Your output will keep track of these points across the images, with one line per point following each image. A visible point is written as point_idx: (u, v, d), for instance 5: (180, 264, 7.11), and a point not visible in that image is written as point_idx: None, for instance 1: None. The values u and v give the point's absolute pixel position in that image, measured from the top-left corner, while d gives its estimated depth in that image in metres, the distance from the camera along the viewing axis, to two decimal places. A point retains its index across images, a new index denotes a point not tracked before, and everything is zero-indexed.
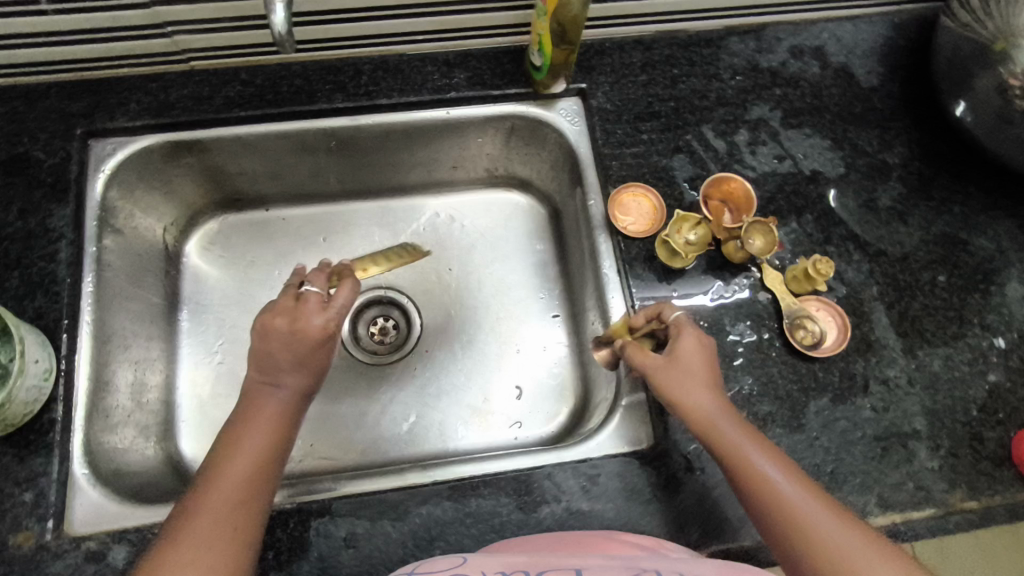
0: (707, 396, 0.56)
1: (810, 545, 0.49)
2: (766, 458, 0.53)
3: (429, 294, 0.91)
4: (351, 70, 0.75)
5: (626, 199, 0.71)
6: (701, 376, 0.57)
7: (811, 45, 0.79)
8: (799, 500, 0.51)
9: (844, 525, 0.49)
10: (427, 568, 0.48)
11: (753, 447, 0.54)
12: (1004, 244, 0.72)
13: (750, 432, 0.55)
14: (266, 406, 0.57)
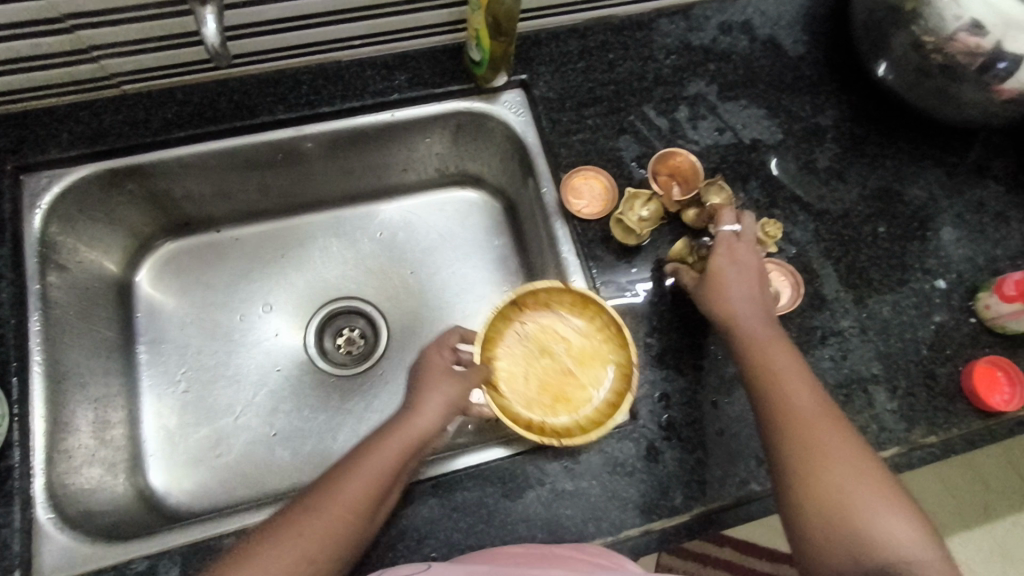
0: (739, 300, 0.61)
1: (801, 436, 0.53)
2: (785, 358, 0.58)
3: (394, 299, 0.91)
4: (291, 81, 0.74)
5: (578, 182, 0.72)
6: (734, 283, 0.62)
7: (738, 20, 0.82)
8: (799, 399, 0.55)
9: (832, 428, 0.53)
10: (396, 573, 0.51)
11: (775, 348, 0.58)
12: (934, 192, 0.76)
13: (769, 336, 0.59)
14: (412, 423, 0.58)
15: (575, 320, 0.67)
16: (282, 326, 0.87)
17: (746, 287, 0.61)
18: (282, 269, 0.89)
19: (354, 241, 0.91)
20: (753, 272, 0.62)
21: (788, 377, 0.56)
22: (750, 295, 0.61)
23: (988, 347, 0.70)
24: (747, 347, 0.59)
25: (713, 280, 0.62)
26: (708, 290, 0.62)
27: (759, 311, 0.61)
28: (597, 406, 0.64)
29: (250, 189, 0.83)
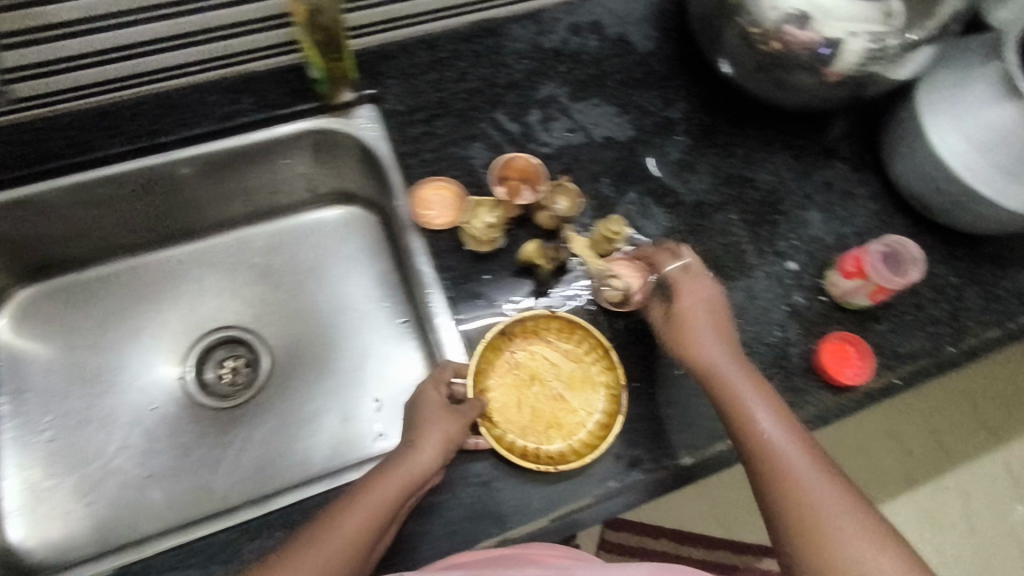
0: (709, 341, 0.61)
1: (777, 482, 0.54)
2: (762, 403, 0.58)
3: (276, 326, 0.88)
4: (128, 111, 0.72)
5: (428, 193, 0.71)
6: (701, 322, 0.62)
7: (588, 21, 0.83)
8: (774, 436, 0.56)
9: (808, 463, 0.54)
10: None
11: (751, 391, 0.58)
12: (783, 175, 0.79)
13: (743, 371, 0.60)
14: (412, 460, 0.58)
15: (564, 345, 0.69)
16: (157, 362, 0.84)
17: (711, 316, 0.63)
18: (154, 304, 0.86)
19: (230, 270, 0.89)
20: (714, 308, 0.63)
21: (762, 413, 0.57)
22: (722, 331, 0.62)
23: (839, 323, 0.72)
24: (718, 384, 0.59)
25: (680, 317, 0.63)
26: (676, 330, 0.63)
27: (727, 347, 0.61)
28: (590, 427, 0.66)
29: (107, 227, 0.80)
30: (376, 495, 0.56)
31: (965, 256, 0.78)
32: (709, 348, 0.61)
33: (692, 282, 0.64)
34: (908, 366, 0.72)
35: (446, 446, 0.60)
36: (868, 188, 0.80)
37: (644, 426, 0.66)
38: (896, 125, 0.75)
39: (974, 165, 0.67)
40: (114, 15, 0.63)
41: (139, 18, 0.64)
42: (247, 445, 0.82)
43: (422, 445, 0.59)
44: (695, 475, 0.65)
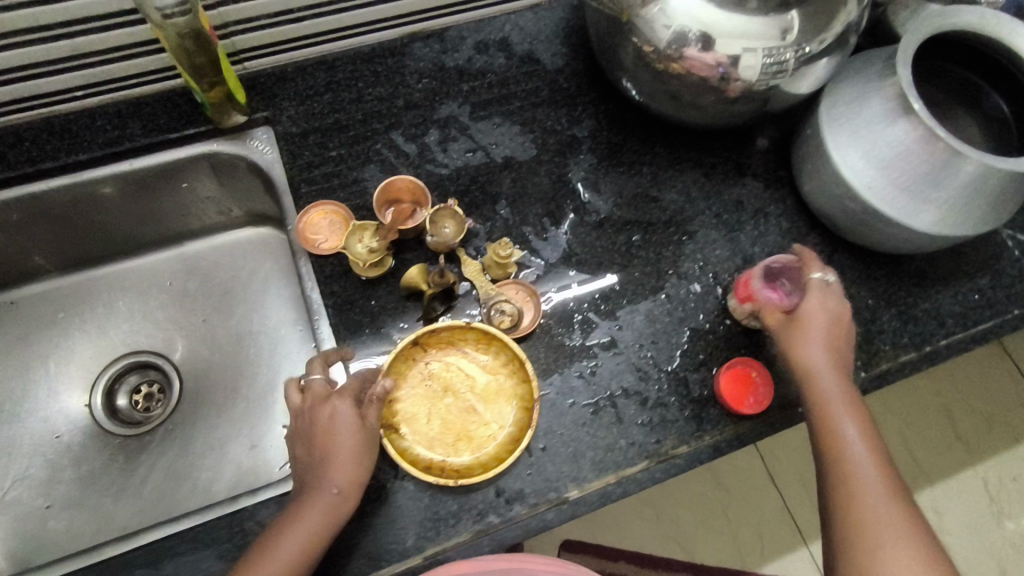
0: (817, 349, 0.61)
1: (849, 514, 0.54)
2: (852, 424, 0.58)
3: (188, 350, 0.87)
4: (13, 138, 0.72)
5: (316, 219, 0.70)
6: (818, 336, 0.61)
7: (495, 38, 0.81)
8: (861, 455, 0.56)
9: (875, 476, 0.55)
10: None
11: (843, 412, 0.58)
12: (692, 194, 0.76)
13: (843, 393, 0.59)
14: (335, 478, 0.55)
15: (481, 357, 0.66)
16: (62, 389, 0.83)
17: (818, 345, 0.61)
18: (61, 329, 0.85)
19: (142, 294, 0.88)
20: (836, 320, 0.62)
21: (851, 430, 0.57)
22: (829, 349, 0.61)
23: (744, 348, 0.69)
24: (824, 412, 0.59)
25: (797, 335, 0.62)
26: (793, 352, 0.62)
27: (834, 363, 0.61)
28: (500, 439, 0.63)
29: (5, 254, 0.79)
30: (309, 517, 0.54)
31: (883, 276, 0.75)
32: (819, 375, 0.60)
33: (821, 291, 0.63)
34: None
35: (365, 445, 0.57)
36: (781, 206, 0.77)
37: (529, 458, 0.63)
38: (803, 142, 0.73)
39: (873, 182, 0.65)
40: None
41: (4, 46, 0.63)
42: (151, 474, 0.80)
43: (342, 454, 0.56)
44: (580, 510, 0.62)
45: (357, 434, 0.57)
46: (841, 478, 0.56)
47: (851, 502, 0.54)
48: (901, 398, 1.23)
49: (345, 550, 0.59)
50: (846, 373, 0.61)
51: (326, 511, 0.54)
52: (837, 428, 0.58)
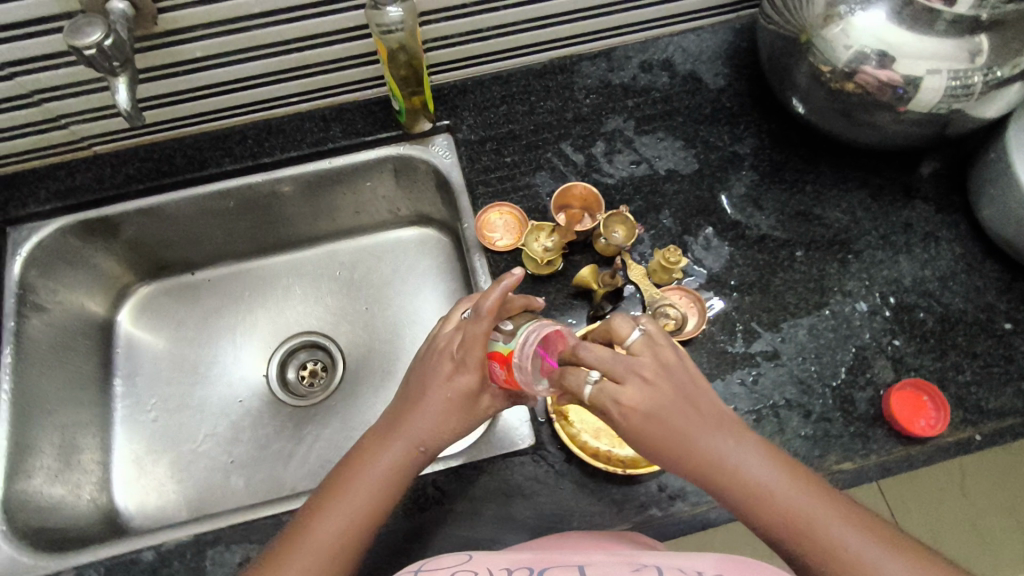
0: (672, 417, 0.52)
1: (805, 540, 0.49)
2: (731, 445, 0.52)
3: (351, 333, 0.95)
4: (238, 136, 0.83)
5: (492, 219, 0.76)
6: (687, 421, 0.52)
7: (659, 59, 0.85)
8: (761, 473, 0.51)
9: (779, 474, 0.51)
10: (432, 565, 0.52)
11: (718, 435, 0.52)
12: (857, 214, 0.76)
13: (738, 445, 0.52)
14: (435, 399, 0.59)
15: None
16: (246, 358, 0.93)
17: (689, 409, 0.52)
18: (247, 307, 0.95)
19: (315, 280, 0.97)
20: (687, 384, 0.53)
21: (735, 454, 0.51)
22: (702, 406, 0.53)
23: (913, 370, 0.69)
24: (691, 453, 0.52)
25: (672, 428, 0.52)
26: (664, 442, 0.52)
27: (723, 426, 0.52)
28: None
29: (215, 235, 0.90)
30: (389, 458, 0.57)
31: None
32: (697, 443, 0.52)
33: (617, 359, 0.53)
34: (993, 423, 0.66)
35: (457, 416, 0.59)
36: (953, 230, 0.75)
37: None
38: (984, 166, 0.71)
39: None
40: (227, 54, 0.72)
41: (251, 56, 0.73)
42: (317, 442, 0.87)
43: (433, 413, 0.58)
44: None
45: (456, 399, 0.58)
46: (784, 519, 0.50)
47: (811, 538, 0.49)
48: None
49: (515, 525, 0.62)
50: (723, 411, 0.53)
51: (405, 461, 0.58)
52: (751, 484, 0.51)
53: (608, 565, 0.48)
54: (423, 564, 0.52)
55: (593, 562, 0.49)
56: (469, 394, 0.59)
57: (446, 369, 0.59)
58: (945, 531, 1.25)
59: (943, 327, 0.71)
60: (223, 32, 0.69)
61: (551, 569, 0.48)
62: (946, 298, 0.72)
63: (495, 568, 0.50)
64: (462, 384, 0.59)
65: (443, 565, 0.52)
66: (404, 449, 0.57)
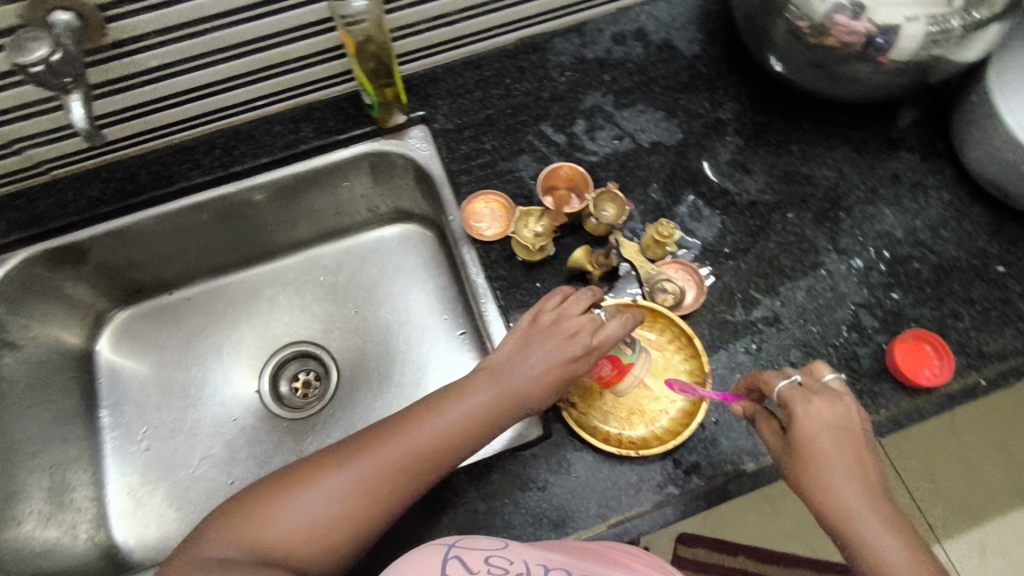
0: (812, 449, 0.51)
1: None
2: (854, 490, 0.50)
3: (342, 339, 0.92)
4: (205, 146, 0.80)
5: (477, 208, 0.74)
6: (827, 456, 0.50)
7: (632, 29, 0.83)
8: (866, 527, 0.48)
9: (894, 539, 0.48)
10: (468, 543, 0.49)
11: (847, 479, 0.50)
12: (845, 169, 0.76)
13: (863, 498, 0.49)
14: (494, 388, 0.58)
15: (649, 335, 0.68)
16: (236, 375, 0.90)
17: (835, 451, 0.51)
18: (232, 322, 0.92)
19: (300, 288, 0.94)
20: (848, 430, 0.51)
21: (855, 500, 0.49)
22: (845, 454, 0.51)
23: (913, 322, 0.69)
24: (807, 481, 0.51)
25: (805, 457, 0.51)
26: (797, 469, 0.52)
27: (855, 474, 0.50)
28: (671, 414, 0.65)
29: (190, 251, 0.87)
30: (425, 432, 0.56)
31: None
32: (825, 483, 0.50)
33: (805, 393, 0.53)
34: (995, 366, 0.67)
35: (508, 407, 0.57)
36: (940, 178, 0.75)
37: (703, 431, 0.64)
38: (966, 110, 0.71)
39: None
40: (187, 60, 0.68)
41: (211, 62, 0.69)
42: None
43: (482, 396, 0.57)
44: (758, 482, 0.62)
45: (514, 389, 0.58)
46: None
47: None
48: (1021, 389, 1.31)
49: (533, 518, 0.61)
50: (870, 468, 0.51)
51: (441, 439, 0.56)
52: (866, 538, 0.48)
53: None
54: (456, 538, 0.50)
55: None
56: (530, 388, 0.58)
57: (523, 349, 0.59)
58: (943, 474, 1.27)
59: (939, 276, 0.71)
60: (179, 39, 0.65)
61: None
62: (938, 247, 0.72)
63: (533, 563, 0.49)
64: (532, 373, 0.58)
65: (473, 545, 0.50)
66: (445, 426, 0.56)
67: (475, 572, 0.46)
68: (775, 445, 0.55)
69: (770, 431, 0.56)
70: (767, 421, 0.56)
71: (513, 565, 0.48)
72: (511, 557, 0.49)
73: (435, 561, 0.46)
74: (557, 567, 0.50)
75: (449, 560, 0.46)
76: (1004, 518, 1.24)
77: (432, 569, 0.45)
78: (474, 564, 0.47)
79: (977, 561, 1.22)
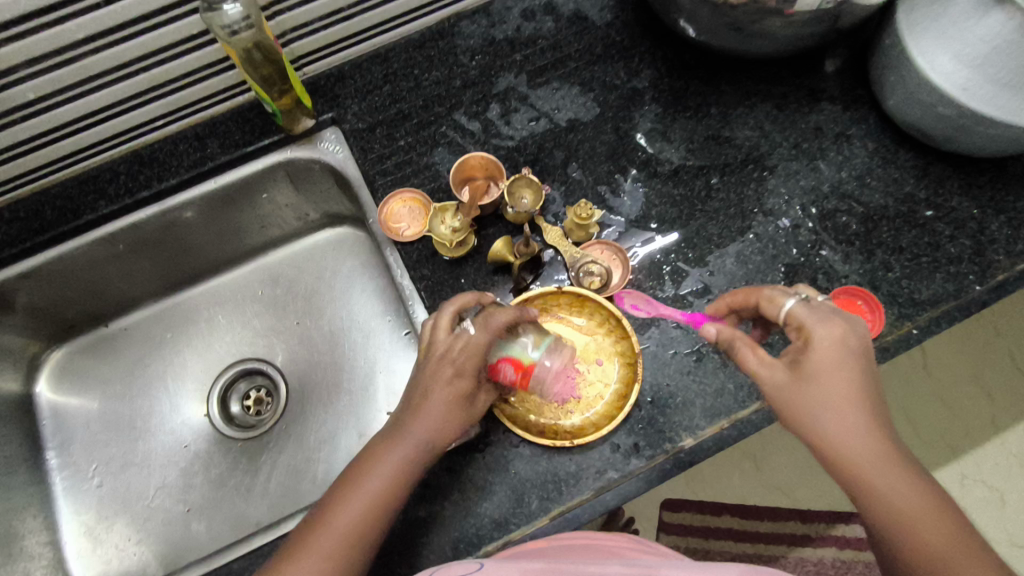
0: (798, 374, 0.51)
1: (882, 516, 0.48)
2: (841, 412, 0.49)
3: (286, 352, 0.90)
4: (108, 174, 0.77)
5: (396, 209, 0.72)
6: (818, 381, 0.50)
7: (540, 3, 0.80)
8: (858, 446, 0.48)
9: (882, 453, 0.48)
10: (444, 572, 0.50)
11: (833, 402, 0.49)
12: (766, 128, 0.74)
13: (874, 434, 0.49)
14: (407, 441, 0.56)
15: (578, 319, 0.68)
16: (183, 401, 0.88)
17: (847, 385, 0.50)
18: (172, 347, 0.90)
19: (238, 306, 0.92)
20: (837, 355, 0.50)
21: (844, 419, 0.49)
22: (854, 387, 0.50)
23: (844, 277, 0.68)
24: (792, 405, 0.51)
25: (806, 388, 0.50)
26: (797, 405, 0.50)
27: (856, 402, 0.49)
28: (607, 398, 0.65)
29: (114, 283, 0.84)
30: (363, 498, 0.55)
31: (987, 183, 0.70)
32: (835, 419, 0.49)
33: (822, 318, 0.52)
34: (928, 313, 0.66)
35: (422, 456, 0.56)
36: (863, 125, 0.74)
37: (639, 411, 0.63)
38: (881, 54, 0.69)
39: (968, 83, 0.60)
40: (64, 90, 0.66)
41: (93, 87, 0.67)
42: (274, 472, 0.83)
43: (409, 444, 0.56)
44: (699, 457, 0.62)
45: (425, 437, 0.56)
46: (895, 516, 0.47)
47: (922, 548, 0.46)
48: (978, 321, 1.32)
49: (477, 519, 0.60)
50: (861, 386, 0.50)
51: (382, 497, 0.55)
52: (875, 471, 0.48)
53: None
54: (433, 571, 0.51)
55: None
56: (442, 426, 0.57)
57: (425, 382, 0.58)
58: (918, 413, 1.27)
59: (867, 227, 0.69)
60: (52, 66, 0.63)
61: None
62: (865, 197, 0.71)
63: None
64: (445, 401, 0.57)
65: (452, 573, 0.50)
66: (376, 485, 0.55)
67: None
68: (767, 373, 0.53)
69: (758, 357, 0.53)
70: (753, 349, 0.54)
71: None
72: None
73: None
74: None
75: None
76: (981, 449, 1.24)
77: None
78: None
79: (956, 493, 1.22)
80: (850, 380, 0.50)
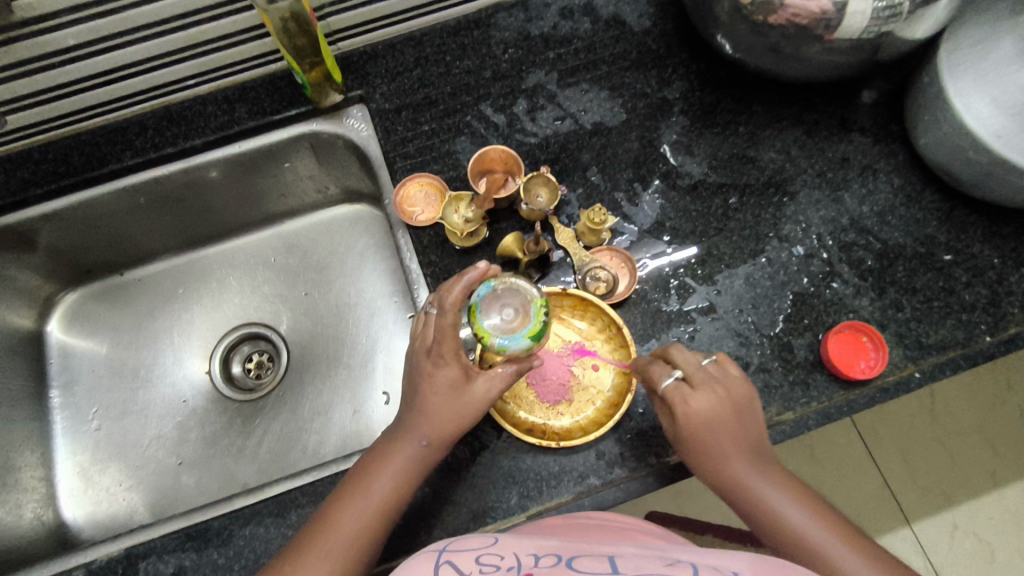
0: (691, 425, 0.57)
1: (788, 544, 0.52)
2: (725, 453, 0.55)
3: (291, 322, 0.91)
4: (137, 127, 0.79)
5: (412, 192, 0.73)
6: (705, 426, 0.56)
7: (580, 3, 0.80)
8: (747, 480, 0.55)
9: (767, 483, 0.54)
10: (459, 545, 0.48)
11: (719, 444, 0.55)
12: (793, 153, 0.73)
13: (754, 465, 0.55)
14: (409, 443, 0.57)
15: (580, 324, 0.69)
16: (186, 357, 0.90)
17: (714, 421, 0.56)
18: (184, 302, 0.92)
19: (251, 270, 0.93)
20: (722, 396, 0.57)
21: (728, 457, 0.55)
22: (735, 427, 0.56)
23: (852, 311, 0.67)
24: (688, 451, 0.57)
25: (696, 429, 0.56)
26: (690, 448, 0.56)
27: (739, 442, 0.56)
28: (599, 405, 0.66)
29: (132, 233, 0.86)
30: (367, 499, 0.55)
31: (1011, 234, 0.69)
32: (719, 457, 0.55)
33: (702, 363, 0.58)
34: (933, 358, 0.65)
35: (433, 449, 0.57)
36: (892, 161, 0.72)
37: (628, 422, 0.63)
38: (918, 90, 0.67)
39: (1002, 131, 0.59)
40: (104, 40, 0.68)
41: (133, 41, 0.69)
42: (265, 436, 0.84)
43: (411, 443, 0.57)
44: (683, 473, 0.62)
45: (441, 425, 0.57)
46: (798, 545, 0.51)
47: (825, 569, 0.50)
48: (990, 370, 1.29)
49: (455, 507, 0.61)
50: (743, 429, 0.56)
51: (389, 496, 0.56)
52: (760, 497, 0.54)
53: (640, 557, 0.47)
54: (447, 543, 0.48)
55: (624, 554, 0.47)
56: (447, 418, 0.57)
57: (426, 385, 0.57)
58: (917, 456, 1.24)
59: (883, 265, 0.68)
60: (95, 16, 0.65)
61: (583, 557, 0.46)
62: (885, 234, 0.70)
63: (523, 553, 0.47)
64: (448, 402, 0.57)
65: (466, 548, 0.48)
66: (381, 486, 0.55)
67: (466, 570, 0.44)
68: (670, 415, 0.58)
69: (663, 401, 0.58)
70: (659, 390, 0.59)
71: (504, 560, 0.46)
72: (503, 552, 0.47)
73: (425, 565, 0.44)
74: (549, 551, 0.47)
75: (439, 564, 0.44)
76: (976, 500, 1.21)
77: (424, 571, 0.43)
78: (465, 564, 0.45)
79: (946, 542, 1.19)
80: (736, 421, 0.56)
